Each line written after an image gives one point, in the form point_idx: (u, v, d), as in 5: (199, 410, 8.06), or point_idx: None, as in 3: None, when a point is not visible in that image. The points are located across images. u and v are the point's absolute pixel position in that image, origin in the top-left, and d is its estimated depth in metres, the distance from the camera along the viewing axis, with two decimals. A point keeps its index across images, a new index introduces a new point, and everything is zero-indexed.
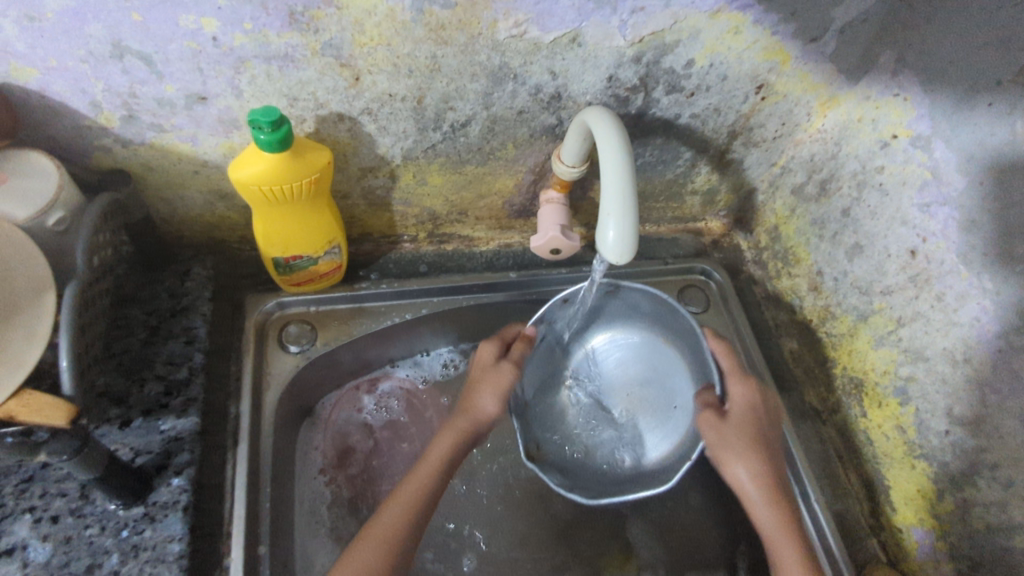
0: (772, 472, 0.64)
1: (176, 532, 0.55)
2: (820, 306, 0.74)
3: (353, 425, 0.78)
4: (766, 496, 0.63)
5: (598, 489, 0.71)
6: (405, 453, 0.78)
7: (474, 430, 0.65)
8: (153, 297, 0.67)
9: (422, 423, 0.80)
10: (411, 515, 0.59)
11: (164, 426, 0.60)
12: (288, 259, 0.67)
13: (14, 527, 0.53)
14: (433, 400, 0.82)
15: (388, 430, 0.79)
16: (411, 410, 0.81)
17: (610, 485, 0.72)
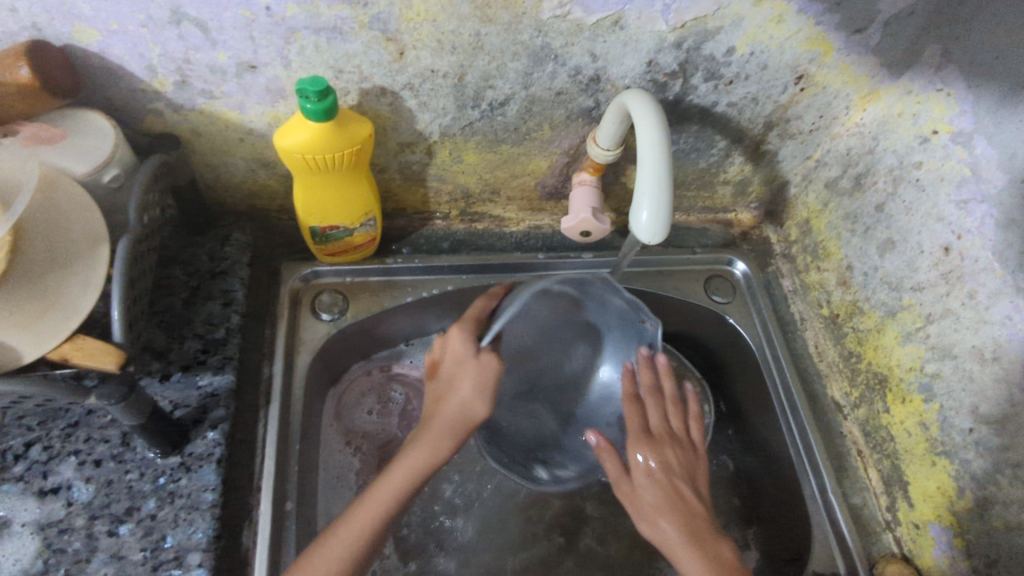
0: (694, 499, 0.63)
1: (209, 482, 0.58)
2: (849, 300, 0.74)
3: (364, 409, 0.79)
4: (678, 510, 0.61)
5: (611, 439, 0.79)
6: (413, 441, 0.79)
7: (461, 426, 0.62)
8: (194, 260, 0.69)
9: None
10: (395, 495, 0.58)
11: (201, 382, 0.63)
12: (325, 229, 0.69)
13: (60, 468, 0.56)
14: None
15: (405, 417, 0.80)
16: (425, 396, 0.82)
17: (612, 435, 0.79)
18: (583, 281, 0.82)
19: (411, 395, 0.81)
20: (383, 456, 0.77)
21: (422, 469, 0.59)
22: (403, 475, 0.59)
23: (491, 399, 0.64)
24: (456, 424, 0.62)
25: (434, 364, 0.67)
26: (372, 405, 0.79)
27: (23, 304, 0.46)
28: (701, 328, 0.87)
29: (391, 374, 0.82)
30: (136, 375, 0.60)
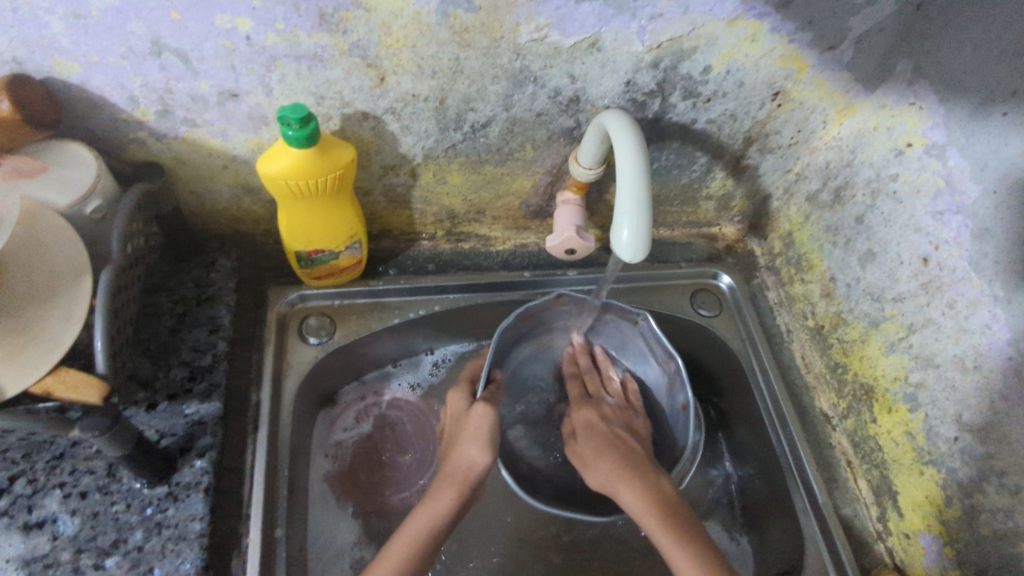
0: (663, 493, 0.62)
1: (197, 511, 0.58)
2: (832, 311, 0.75)
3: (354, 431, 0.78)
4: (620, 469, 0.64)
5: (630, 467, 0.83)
6: (405, 460, 0.79)
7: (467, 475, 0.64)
8: (179, 287, 0.69)
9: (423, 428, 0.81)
10: (415, 544, 0.59)
11: (188, 410, 0.62)
12: (310, 253, 0.69)
13: (45, 501, 0.56)
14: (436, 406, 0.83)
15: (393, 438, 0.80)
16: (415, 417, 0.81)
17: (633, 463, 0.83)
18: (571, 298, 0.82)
19: (399, 413, 0.81)
20: (372, 479, 0.77)
21: (437, 518, 0.61)
22: (426, 523, 0.61)
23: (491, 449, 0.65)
24: (459, 477, 0.63)
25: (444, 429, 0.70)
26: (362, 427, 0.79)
27: (6, 335, 0.46)
28: (689, 342, 0.88)
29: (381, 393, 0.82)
30: (121, 405, 0.59)
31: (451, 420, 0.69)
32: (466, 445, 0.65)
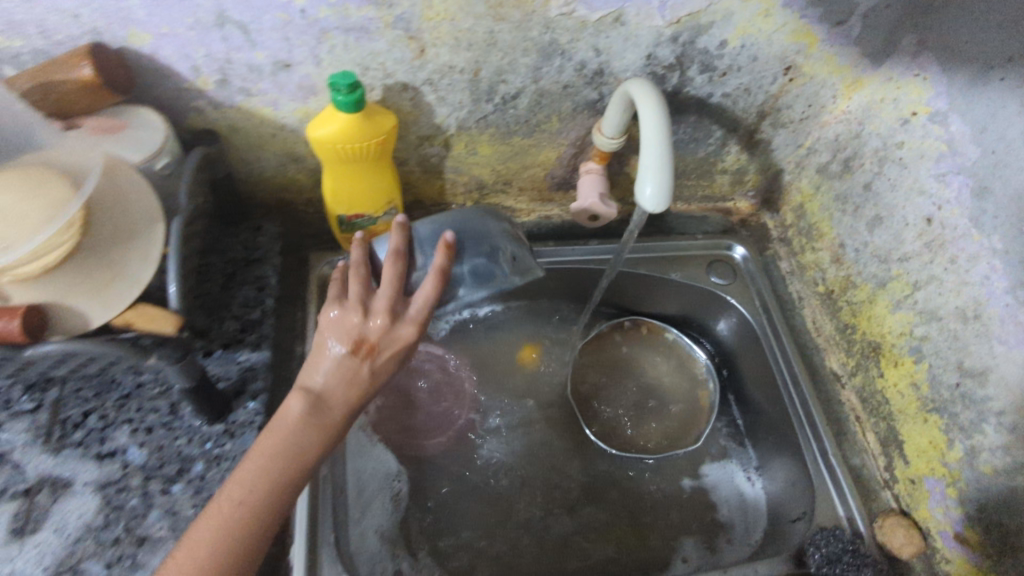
0: None
1: (252, 446, 0.63)
2: (842, 276, 0.79)
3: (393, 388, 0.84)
4: None
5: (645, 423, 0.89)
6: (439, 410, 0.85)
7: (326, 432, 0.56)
8: (229, 249, 0.75)
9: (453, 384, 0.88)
10: (248, 517, 0.51)
11: (241, 357, 0.68)
12: (351, 218, 0.74)
13: (115, 434, 0.61)
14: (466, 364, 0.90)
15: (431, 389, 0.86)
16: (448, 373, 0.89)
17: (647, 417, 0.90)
18: (592, 265, 0.87)
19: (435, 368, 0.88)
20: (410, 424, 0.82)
21: (259, 487, 0.52)
22: (279, 480, 0.53)
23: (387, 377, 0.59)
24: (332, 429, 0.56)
25: (367, 345, 0.58)
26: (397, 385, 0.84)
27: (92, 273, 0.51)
28: (703, 310, 0.92)
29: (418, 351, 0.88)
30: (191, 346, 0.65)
31: (393, 340, 0.58)
32: (375, 370, 0.58)
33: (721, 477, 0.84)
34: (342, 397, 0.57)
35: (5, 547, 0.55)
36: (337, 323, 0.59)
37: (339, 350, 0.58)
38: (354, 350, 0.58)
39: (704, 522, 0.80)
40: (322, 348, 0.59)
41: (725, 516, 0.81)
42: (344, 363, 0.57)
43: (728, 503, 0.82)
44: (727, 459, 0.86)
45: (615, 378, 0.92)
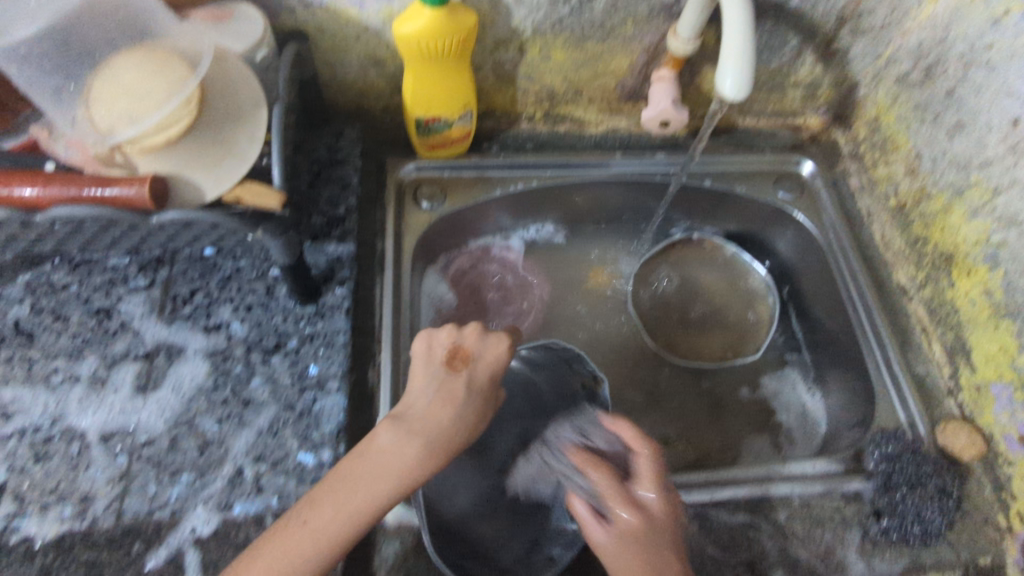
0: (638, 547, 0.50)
1: (341, 326, 0.68)
2: (915, 188, 0.78)
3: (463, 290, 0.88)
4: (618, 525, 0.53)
5: (705, 336, 0.91)
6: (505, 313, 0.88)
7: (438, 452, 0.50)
8: (314, 150, 0.79)
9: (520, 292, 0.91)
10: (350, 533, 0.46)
11: (328, 248, 0.72)
12: (428, 121, 0.77)
13: (220, 311, 0.67)
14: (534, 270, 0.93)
15: (499, 293, 0.90)
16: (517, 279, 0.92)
17: (708, 331, 0.92)
18: (659, 177, 0.88)
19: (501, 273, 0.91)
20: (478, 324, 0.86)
21: (366, 499, 0.47)
22: (388, 492, 0.48)
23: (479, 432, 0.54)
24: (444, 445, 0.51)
25: (462, 355, 0.57)
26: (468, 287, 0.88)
27: (208, 148, 0.55)
28: (766, 228, 0.93)
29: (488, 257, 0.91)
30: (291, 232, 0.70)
31: (486, 352, 0.58)
32: (471, 387, 0.55)
33: (781, 382, 0.88)
34: (446, 413, 0.52)
35: (132, 400, 0.62)
36: (426, 352, 0.57)
37: (436, 368, 0.55)
38: (445, 368, 0.56)
39: (758, 422, 0.84)
40: (416, 378, 0.56)
41: (785, 417, 0.85)
42: (439, 378, 0.55)
43: (784, 406, 0.86)
44: (782, 365, 0.89)
45: (677, 293, 0.94)
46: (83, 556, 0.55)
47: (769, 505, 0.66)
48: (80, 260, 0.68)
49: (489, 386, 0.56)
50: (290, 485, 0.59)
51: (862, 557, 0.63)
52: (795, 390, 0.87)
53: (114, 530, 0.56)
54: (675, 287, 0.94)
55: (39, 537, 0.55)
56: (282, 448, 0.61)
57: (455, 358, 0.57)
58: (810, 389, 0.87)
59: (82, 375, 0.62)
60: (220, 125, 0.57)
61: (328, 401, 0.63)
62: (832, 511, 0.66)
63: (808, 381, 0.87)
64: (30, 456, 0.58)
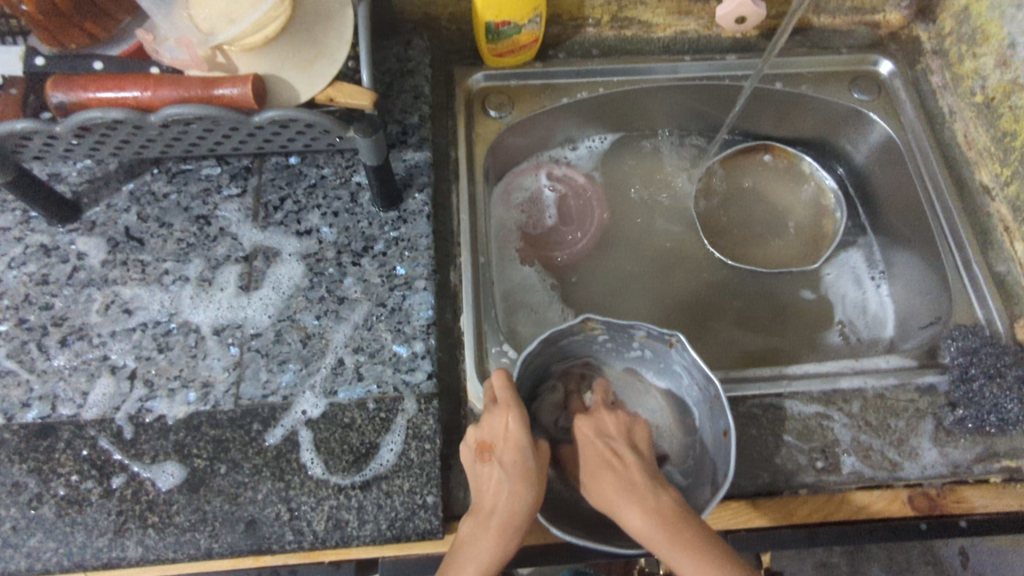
0: (677, 521, 0.50)
1: (424, 231, 0.70)
2: (1006, 80, 0.76)
3: (530, 206, 0.89)
4: (652, 513, 0.51)
5: (774, 246, 0.91)
6: (570, 227, 0.89)
7: (508, 525, 0.51)
8: (385, 61, 0.80)
9: (583, 204, 0.90)
10: None
11: (406, 157, 0.74)
12: (498, 25, 0.77)
13: (309, 217, 0.70)
14: (600, 192, 0.91)
15: (561, 208, 0.89)
16: (581, 200, 0.90)
17: (776, 242, 0.91)
18: (728, 82, 0.85)
19: (570, 193, 0.90)
20: (545, 239, 0.88)
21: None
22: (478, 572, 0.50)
23: (536, 492, 0.53)
24: (507, 532, 0.51)
25: (487, 446, 0.55)
26: (534, 203, 0.89)
27: (303, 44, 0.58)
28: (837, 134, 0.90)
29: (563, 176, 0.90)
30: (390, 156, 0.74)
31: (497, 431, 0.55)
32: (505, 469, 0.53)
33: (847, 275, 0.88)
34: (497, 511, 0.52)
35: (237, 298, 0.66)
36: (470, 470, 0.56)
37: (470, 463, 0.56)
38: (479, 457, 0.55)
39: (824, 327, 0.85)
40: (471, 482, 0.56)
41: (851, 311, 0.86)
42: (479, 473, 0.55)
43: (853, 303, 0.86)
44: (850, 259, 0.89)
45: (745, 203, 0.93)
46: (210, 433, 0.61)
47: (843, 397, 0.67)
48: (176, 171, 0.72)
49: (523, 461, 0.54)
50: (387, 372, 0.64)
51: (935, 445, 0.65)
52: (860, 284, 0.87)
53: (234, 412, 0.61)
54: (743, 197, 0.94)
55: (170, 416, 0.61)
56: (378, 340, 0.65)
57: (482, 454, 0.55)
58: (876, 284, 0.87)
59: (191, 276, 0.67)
60: (315, 23, 0.59)
61: (416, 299, 0.67)
62: (907, 403, 0.67)
63: (875, 276, 0.87)
64: (154, 347, 0.64)
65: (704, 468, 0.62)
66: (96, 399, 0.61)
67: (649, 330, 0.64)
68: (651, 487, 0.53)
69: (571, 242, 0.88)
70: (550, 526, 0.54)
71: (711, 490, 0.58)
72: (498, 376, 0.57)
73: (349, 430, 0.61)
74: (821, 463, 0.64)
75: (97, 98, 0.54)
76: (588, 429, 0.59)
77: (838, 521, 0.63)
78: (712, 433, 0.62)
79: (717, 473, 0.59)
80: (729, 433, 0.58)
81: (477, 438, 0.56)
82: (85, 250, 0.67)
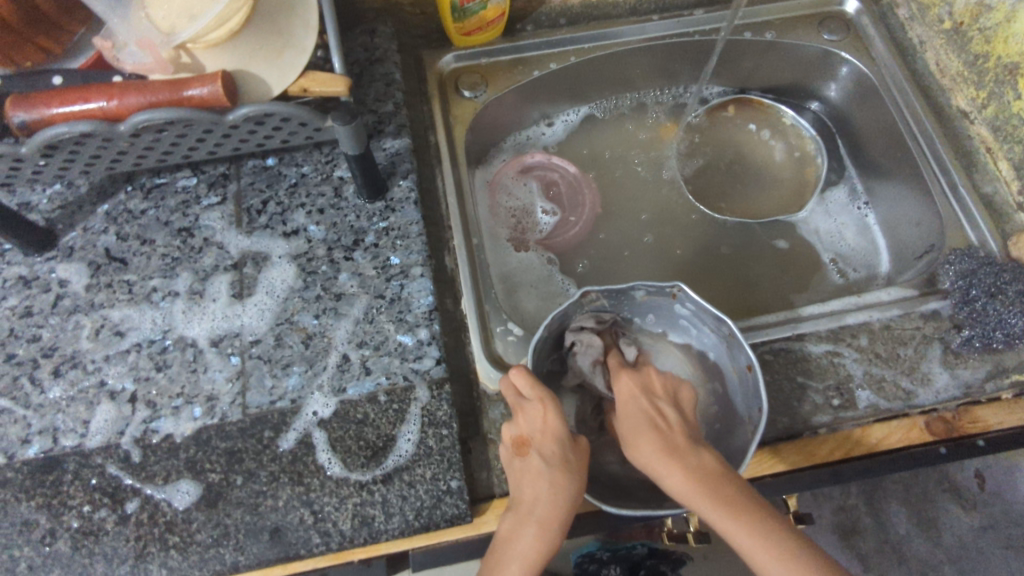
0: (721, 481, 0.48)
1: (413, 217, 0.69)
2: (974, 2, 0.76)
3: (517, 194, 0.87)
4: (697, 476, 0.48)
5: (761, 198, 0.91)
6: (562, 211, 0.87)
7: (553, 517, 0.50)
8: (352, 51, 0.78)
9: (571, 190, 0.88)
10: None
11: (386, 145, 0.73)
12: (463, 2, 0.75)
13: (295, 217, 0.69)
14: (589, 178, 0.89)
15: (548, 195, 0.87)
16: (570, 184, 0.88)
17: (759, 191, 0.92)
18: (698, 37, 0.85)
19: (561, 180, 0.88)
20: (537, 226, 0.85)
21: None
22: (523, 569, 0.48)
23: (580, 483, 0.52)
24: (551, 522, 0.50)
25: (525, 442, 0.54)
26: (520, 193, 0.87)
27: (269, 37, 0.56)
28: (812, 77, 0.90)
29: (549, 162, 0.88)
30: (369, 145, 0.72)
31: (535, 424, 0.54)
32: (546, 461, 0.52)
33: (833, 208, 0.89)
34: (539, 503, 0.51)
35: (231, 307, 0.65)
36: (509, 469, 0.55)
37: (508, 460, 0.55)
38: (516, 453, 0.54)
39: (818, 269, 0.85)
40: (510, 480, 0.55)
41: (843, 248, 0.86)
42: (517, 469, 0.54)
43: (845, 242, 0.87)
44: (835, 201, 0.90)
45: (727, 156, 0.93)
46: (222, 445, 0.59)
47: (851, 332, 0.67)
48: (151, 185, 0.69)
49: (563, 452, 0.53)
50: (395, 364, 0.62)
51: (946, 368, 0.66)
52: (848, 214, 0.88)
53: (243, 422, 0.60)
54: (726, 150, 0.94)
55: (178, 434, 0.59)
56: (381, 333, 0.64)
57: (519, 450, 0.54)
58: (861, 216, 0.88)
59: (180, 290, 0.65)
60: (276, 15, 0.57)
61: (414, 286, 0.66)
62: (913, 331, 0.67)
63: (861, 207, 0.88)
64: (151, 366, 0.62)
65: (738, 407, 0.62)
66: (98, 426, 0.59)
67: (647, 285, 0.62)
68: (692, 446, 0.50)
69: (566, 228, 0.86)
70: (601, 503, 0.53)
71: (751, 425, 0.58)
72: (516, 374, 0.56)
73: (363, 425, 0.60)
74: (837, 400, 0.64)
75: (61, 113, 0.52)
76: (632, 388, 0.56)
77: (860, 455, 0.63)
78: (735, 370, 0.62)
79: (752, 406, 0.58)
80: (752, 368, 0.57)
81: (513, 434, 0.55)
82: (66, 277, 0.65)
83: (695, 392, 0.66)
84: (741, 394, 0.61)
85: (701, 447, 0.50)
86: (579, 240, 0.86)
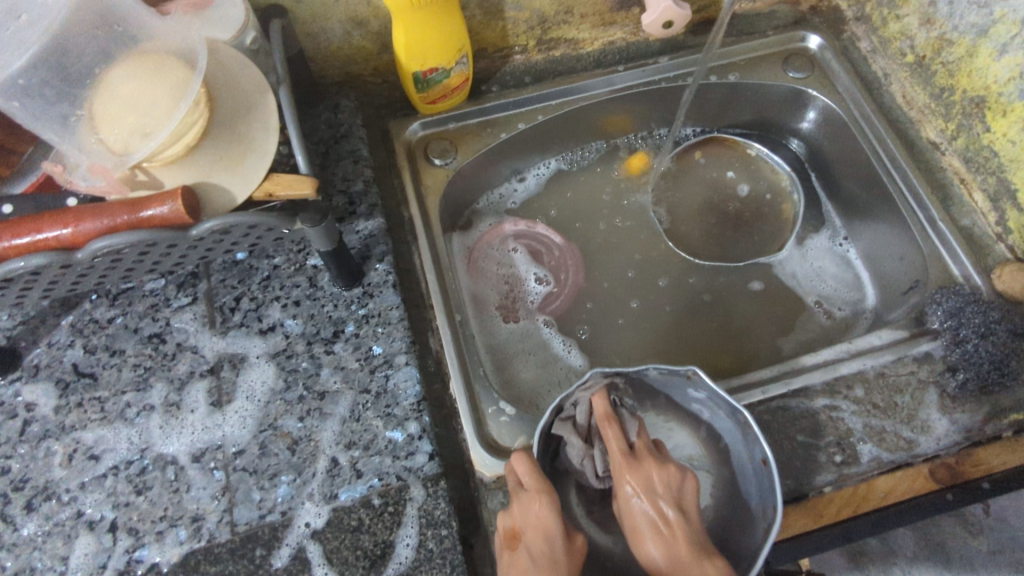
0: None
1: (393, 301, 0.67)
2: (934, 37, 0.76)
3: (500, 258, 0.85)
4: None
5: (741, 238, 0.90)
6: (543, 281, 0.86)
7: None
8: (316, 130, 0.76)
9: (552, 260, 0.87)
10: None
11: (358, 227, 0.71)
12: (426, 73, 0.74)
13: (270, 311, 0.66)
14: (573, 248, 0.88)
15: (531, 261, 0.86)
16: (553, 254, 0.87)
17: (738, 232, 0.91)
18: (665, 84, 0.84)
19: (543, 248, 0.87)
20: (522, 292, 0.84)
21: None
22: None
23: None
24: None
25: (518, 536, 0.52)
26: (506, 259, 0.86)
27: (229, 145, 0.54)
28: (782, 113, 0.90)
29: (533, 230, 0.88)
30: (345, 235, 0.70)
31: (529, 517, 0.52)
32: (534, 559, 0.50)
33: (815, 242, 0.88)
34: None
35: (211, 417, 0.62)
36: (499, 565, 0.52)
37: (501, 554, 0.53)
38: (507, 547, 0.52)
39: (805, 308, 0.85)
40: None
41: (828, 284, 0.86)
42: (507, 565, 0.51)
43: (829, 278, 0.86)
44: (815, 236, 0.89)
45: (704, 197, 0.93)
46: (211, 570, 0.56)
47: (846, 384, 0.67)
48: (117, 291, 0.66)
49: (555, 549, 0.51)
50: (387, 462, 0.60)
51: (944, 414, 0.65)
52: (831, 249, 0.88)
53: (232, 542, 0.57)
54: (703, 192, 0.93)
55: (164, 562, 0.56)
56: (369, 430, 0.61)
57: (511, 544, 0.52)
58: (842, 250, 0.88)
59: (156, 403, 0.62)
60: (235, 120, 0.55)
61: (400, 376, 0.64)
62: (907, 377, 0.67)
63: (841, 241, 0.88)
64: (131, 490, 0.59)
65: (750, 500, 0.59)
66: (78, 562, 0.56)
67: (660, 367, 0.60)
68: (696, 554, 0.49)
69: (549, 300, 0.85)
70: None
71: (766, 526, 0.54)
72: (517, 459, 0.55)
73: (359, 533, 0.58)
74: (840, 456, 0.63)
75: (13, 245, 0.49)
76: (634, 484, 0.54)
77: (868, 511, 0.62)
78: (751, 461, 0.59)
79: (767, 503, 0.55)
80: (768, 461, 0.55)
81: (507, 529, 0.53)
82: (32, 399, 0.62)
83: (705, 476, 0.65)
84: (755, 489, 0.58)
85: (710, 553, 0.50)
86: (567, 306, 0.85)
